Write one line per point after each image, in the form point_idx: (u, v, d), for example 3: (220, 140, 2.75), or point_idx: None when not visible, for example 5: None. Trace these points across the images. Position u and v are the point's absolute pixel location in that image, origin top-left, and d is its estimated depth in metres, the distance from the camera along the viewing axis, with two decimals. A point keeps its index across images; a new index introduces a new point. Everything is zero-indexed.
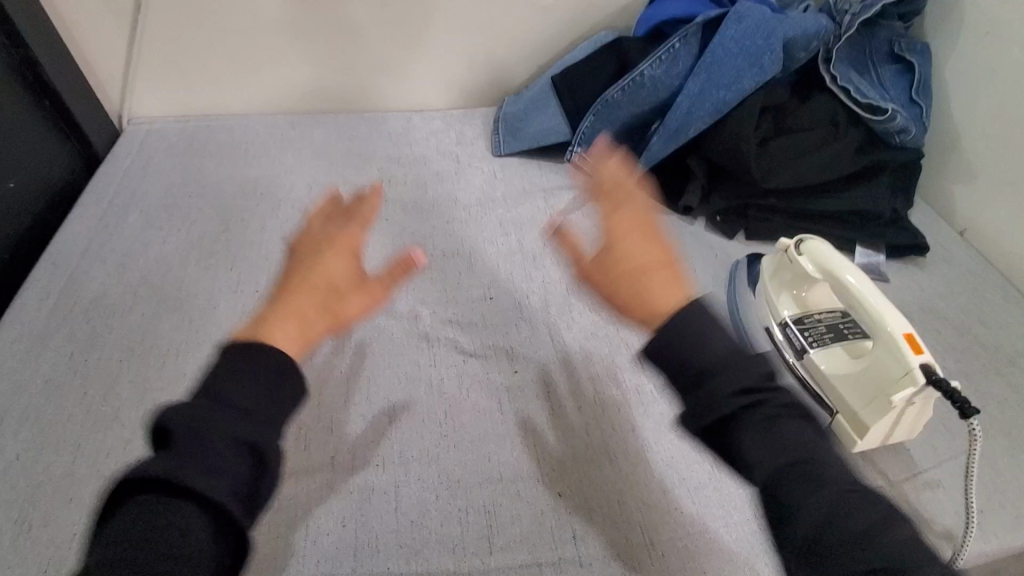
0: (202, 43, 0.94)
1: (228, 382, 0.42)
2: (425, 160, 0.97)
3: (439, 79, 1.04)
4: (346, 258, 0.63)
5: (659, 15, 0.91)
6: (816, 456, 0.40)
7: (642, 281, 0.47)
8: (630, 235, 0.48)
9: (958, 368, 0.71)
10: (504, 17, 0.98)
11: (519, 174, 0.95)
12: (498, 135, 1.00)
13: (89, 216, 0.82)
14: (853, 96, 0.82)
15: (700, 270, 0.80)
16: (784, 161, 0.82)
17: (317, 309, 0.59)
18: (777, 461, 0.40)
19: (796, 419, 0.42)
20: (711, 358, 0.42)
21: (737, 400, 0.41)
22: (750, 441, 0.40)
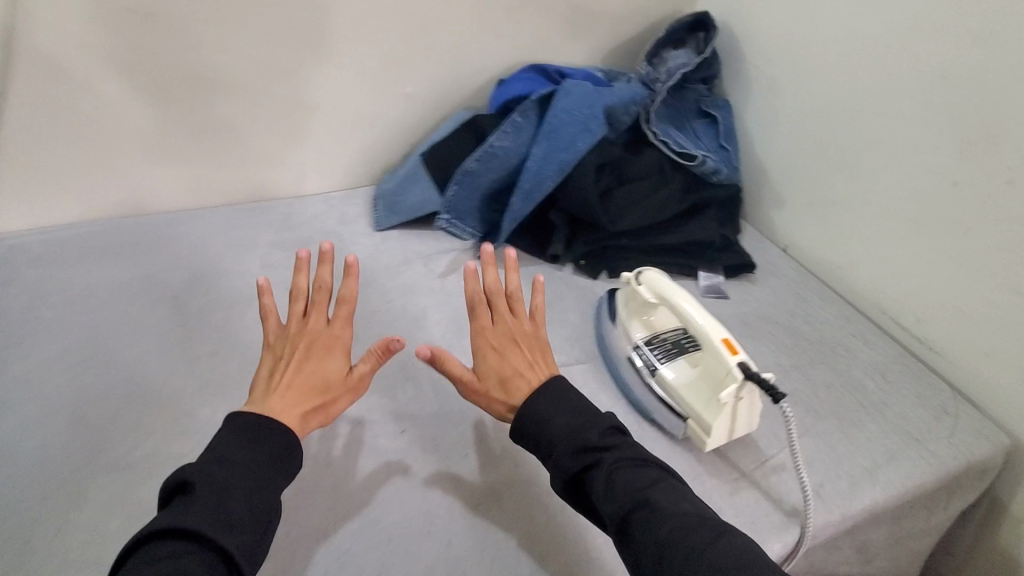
0: (65, 151, 0.93)
1: (245, 444, 0.54)
2: (308, 243, 1.02)
3: (315, 166, 1.11)
4: (337, 346, 0.65)
5: (505, 94, 1.04)
6: (650, 494, 0.53)
7: (510, 376, 0.65)
8: (489, 356, 0.66)
9: (791, 364, 0.83)
10: (371, 106, 1.08)
11: (398, 244, 1.01)
12: (376, 210, 1.07)
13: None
14: (671, 148, 0.98)
15: (569, 309, 0.88)
16: (626, 207, 0.94)
17: (312, 406, 0.60)
18: (624, 506, 0.54)
19: (631, 465, 0.56)
20: (551, 437, 0.59)
21: (580, 460, 0.57)
22: (600, 499, 0.55)
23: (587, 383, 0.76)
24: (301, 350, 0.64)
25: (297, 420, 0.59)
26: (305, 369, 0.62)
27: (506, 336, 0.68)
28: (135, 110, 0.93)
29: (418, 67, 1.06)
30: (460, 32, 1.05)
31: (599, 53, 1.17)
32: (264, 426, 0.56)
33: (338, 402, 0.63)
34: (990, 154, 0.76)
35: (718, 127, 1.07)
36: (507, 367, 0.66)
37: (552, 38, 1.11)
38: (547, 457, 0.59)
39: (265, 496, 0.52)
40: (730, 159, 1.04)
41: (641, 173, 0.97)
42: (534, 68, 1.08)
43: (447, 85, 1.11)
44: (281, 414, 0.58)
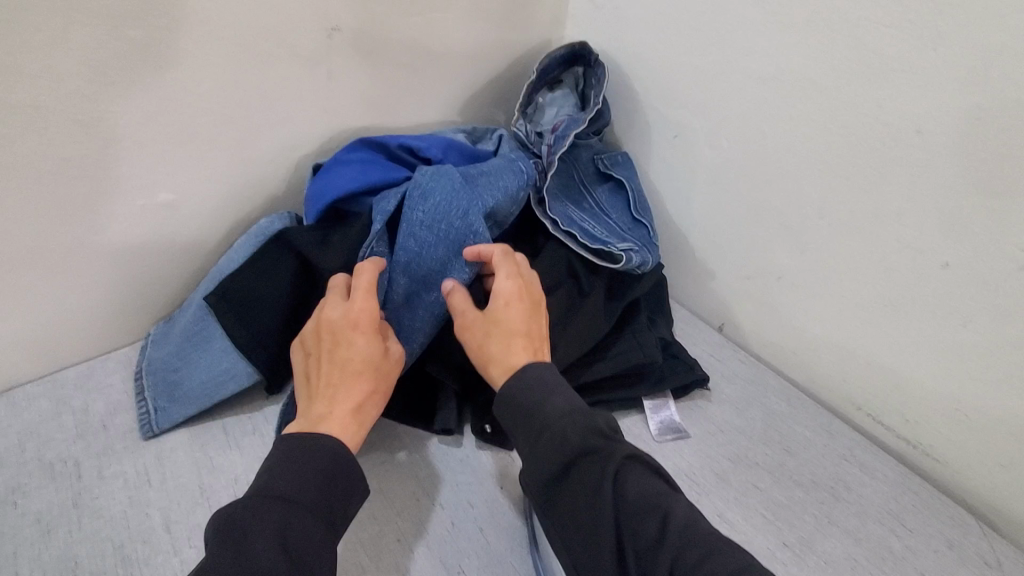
0: None
1: (287, 468, 0.47)
2: (19, 495, 0.59)
3: (24, 343, 0.67)
4: (362, 325, 0.56)
5: (329, 192, 0.69)
6: (669, 504, 0.46)
7: (509, 346, 0.56)
8: (502, 314, 0.58)
9: (797, 538, 0.61)
10: (102, 236, 0.66)
11: (193, 457, 0.63)
12: (147, 399, 0.66)
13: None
14: (580, 242, 0.71)
15: (488, 529, 0.59)
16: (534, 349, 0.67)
17: (360, 397, 0.54)
18: (638, 503, 0.46)
19: (644, 473, 0.48)
20: (558, 412, 0.51)
21: (585, 437, 0.49)
22: (605, 494, 0.46)
23: None
24: (329, 337, 0.55)
25: (352, 423, 0.53)
26: (339, 360, 0.54)
27: (525, 302, 0.59)
28: None
29: (175, 163, 0.66)
30: (236, 104, 0.67)
31: (455, 106, 0.86)
32: (311, 457, 0.49)
33: (388, 382, 0.57)
34: (995, 231, 0.58)
35: (625, 194, 0.81)
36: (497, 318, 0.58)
37: (386, 95, 0.78)
38: (568, 440, 0.49)
39: (303, 540, 0.44)
40: (652, 237, 0.77)
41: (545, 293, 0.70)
42: (362, 142, 0.73)
43: (236, 182, 0.72)
44: (336, 429, 0.52)
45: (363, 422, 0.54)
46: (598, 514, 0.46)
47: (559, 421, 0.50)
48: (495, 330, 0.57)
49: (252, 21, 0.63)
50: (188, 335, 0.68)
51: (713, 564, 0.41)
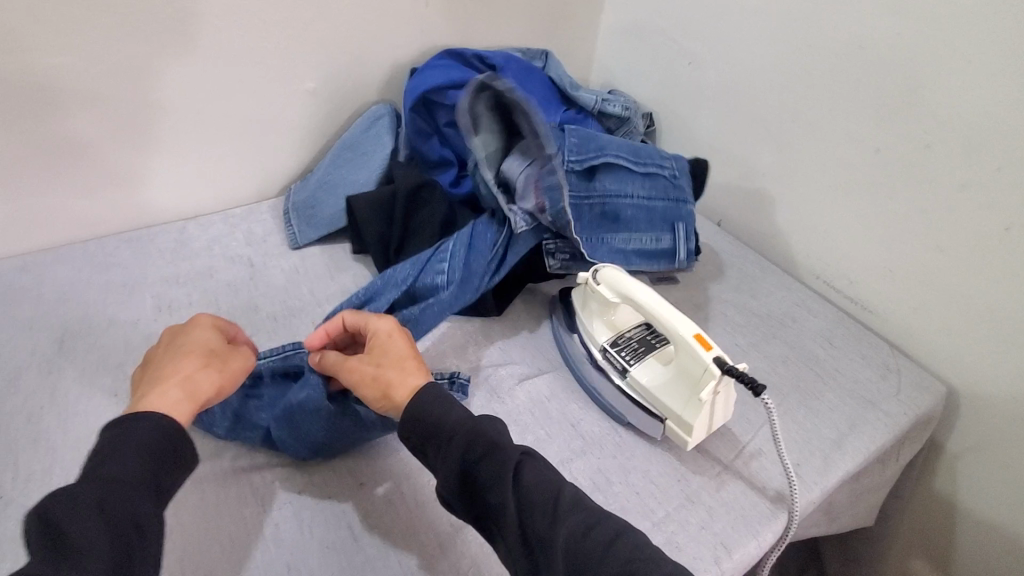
0: None
1: (120, 450, 0.52)
2: (214, 270, 0.89)
3: (210, 183, 0.97)
4: (205, 338, 0.64)
5: (421, 85, 0.92)
6: (560, 487, 0.55)
7: (405, 360, 0.63)
8: (388, 337, 0.65)
9: (744, 342, 0.84)
10: (267, 109, 0.95)
11: (322, 262, 0.91)
12: (293, 224, 0.95)
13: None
14: (654, 266, 0.86)
15: (523, 315, 0.84)
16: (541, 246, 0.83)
17: (187, 378, 0.59)
18: (537, 495, 0.54)
19: (538, 465, 0.56)
20: (450, 426, 0.57)
21: (485, 444, 0.56)
22: (506, 490, 0.53)
23: (553, 394, 0.73)
24: (193, 343, 0.63)
25: (185, 394, 0.58)
26: (183, 361, 0.60)
27: (390, 335, 0.66)
28: None
29: (318, 60, 0.94)
30: (360, 18, 0.93)
31: (516, 36, 1.10)
32: (132, 436, 0.52)
33: (225, 382, 0.62)
34: (908, 120, 0.78)
35: (619, 164, 0.85)
36: (382, 351, 0.65)
37: (465, 20, 1.03)
38: (467, 443, 0.56)
39: (128, 509, 0.49)
40: (678, 203, 0.86)
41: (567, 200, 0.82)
42: (446, 53, 0.98)
43: (354, 79, 0.99)
44: (157, 400, 0.56)
45: (194, 397, 0.58)
46: (500, 502, 0.53)
47: (461, 431, 0.56)
48: (383, 359, 0.63)
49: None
50: (320, 185, 0.97)
51: (594, 537, 0.51)
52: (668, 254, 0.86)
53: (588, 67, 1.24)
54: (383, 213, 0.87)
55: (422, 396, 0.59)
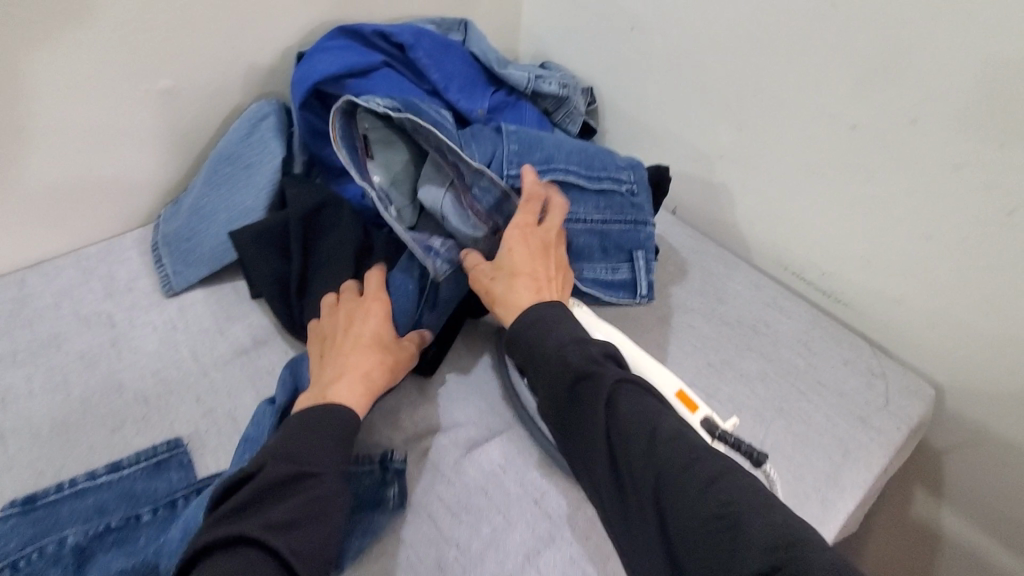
0: None
1: (298, 428, 0.53)
2: (63, 339, 0.69)
3: (46, 221, 0.75)
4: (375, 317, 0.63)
5: (311, 75, 0.72)
6: (660, 420, 0.49)
7: (513, 282, 0.60)
8: (514, 250, 0.62)
9: (720, 360, 0.74)
10: (108, 118, 0.73)
11: (206, 312, 0.73)
12: (164, 264, 0.75)
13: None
14: (613, 296, 0.74)
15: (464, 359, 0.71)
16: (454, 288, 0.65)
17: (370, 371, 0.59)
18: (634, 421, 0.49)
19: (640, 393, 0.51)
20: (552, 346, 0.54)
21: (584, 363, 0.52)
22: (598, 414, 0.50)
23: (510, 461, 0.61)
24: (348, 329, 0.62)
25: (362, 389, 0.58)
26: (369, 342, 0.61)
27: (534, 244, 0.63)
28: None
29: (168, 51, 0.72)
30: None
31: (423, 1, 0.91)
32: (319, 423, 0.53)
33: (396, 362, 0.61)
34: (892, 92, 0.67)
35: (568, 181, 0.71)
36: (505, 263, 0.62)
37: None
38: (571, 361, 0.52)
39: (311, 477, 0.50)
40: (635, 220, 0.74)
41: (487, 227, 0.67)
42: (339, 30, 0.78)
43: (222, 70, 0.78)
44: (345, 393, 0.57)
45: (371, 386, 0.58)
46: (593, 429, 0.50)
47: (559, 353, 0.53)
48: (500, 271, 0.62)
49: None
50: (196, 206, 0.77)
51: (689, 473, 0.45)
52: (630, 279, 0.74)
53: (514, 34, 1.06)
54: (275, 243, 0.70)
55: (529, 323, 0.56)
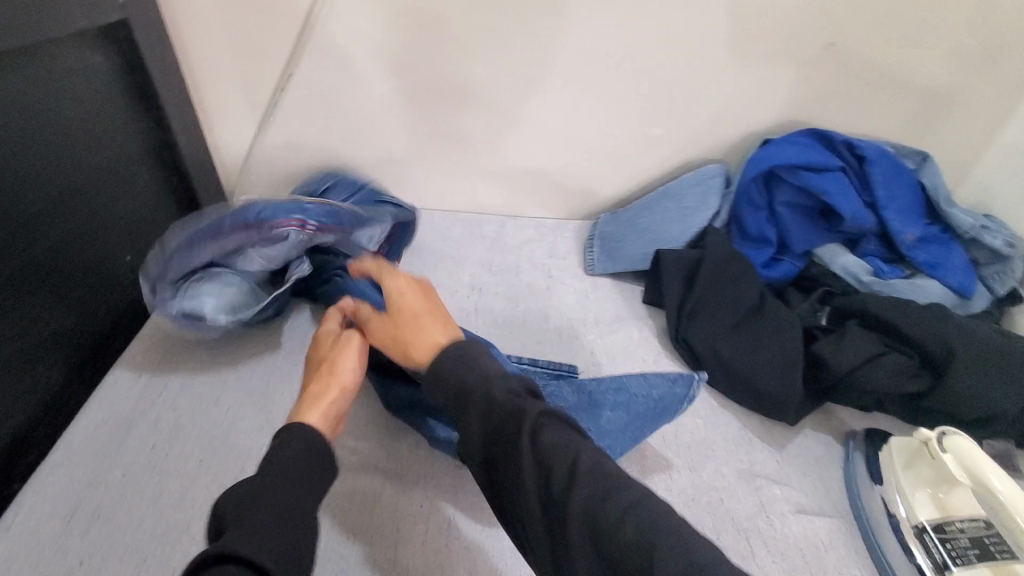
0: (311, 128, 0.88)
1: (287, 449, 0.43)
2: (516, 272, 0.89)
3: (536, 188, 0.97)
4: (430, 310, 0.52)
5: (774, 158, 0.82)
6: (586, 450, 0.41)
7: (415, 324, 0.51)
8: (403, 291, 0.54)
9: None
10: (613, 141, 0.92)
11: (612, 297, 0.86)
12: (592, 252, 0.91)
13: (140, 350, 0.67)
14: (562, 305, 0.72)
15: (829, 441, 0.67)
16: (838, 360, 0.65)
17: (337, 397, 0.50)
18: (565, 471, 0.40)
19: (563, 426, 0.43)
20: (466, 384, 0.45)
21: (502, 405, 0.43)
22: (519, 456, 0.41)
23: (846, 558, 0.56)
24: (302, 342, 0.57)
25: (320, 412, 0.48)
26: (398, 330, 0.51)
27: (409, 285, 0.54)
28: (377, 80, 0.84)
29: (678, 108, 0.89)
30: (742, 74, 0.86)
31: (906, 127, 0.91)
32: (277, 437, 0.45)
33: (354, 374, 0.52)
34: None
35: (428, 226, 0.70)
36: (393, 307, 0.53)
37: (848, 98, 0.88)
38: (505, 403, 0.43)
39: (297, 497, 0.40)
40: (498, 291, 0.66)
41: (887, 314, 0.68)
42: (811, 131, 0.86)
43: (711, 130, 0.91)
44: (304, 403, 0.49)
45: (338, 381, 0.51)
46: (517, 480, 0.41)
47: (481, 389, 0.44)
48: (397, 315, 0.52)
49: (784, 18, 0.80)
50: (635, 220, 0.91)
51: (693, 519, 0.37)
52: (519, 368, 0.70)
53: None
54: (686, 273, 0.80)
55: (440, 359, 0.47)
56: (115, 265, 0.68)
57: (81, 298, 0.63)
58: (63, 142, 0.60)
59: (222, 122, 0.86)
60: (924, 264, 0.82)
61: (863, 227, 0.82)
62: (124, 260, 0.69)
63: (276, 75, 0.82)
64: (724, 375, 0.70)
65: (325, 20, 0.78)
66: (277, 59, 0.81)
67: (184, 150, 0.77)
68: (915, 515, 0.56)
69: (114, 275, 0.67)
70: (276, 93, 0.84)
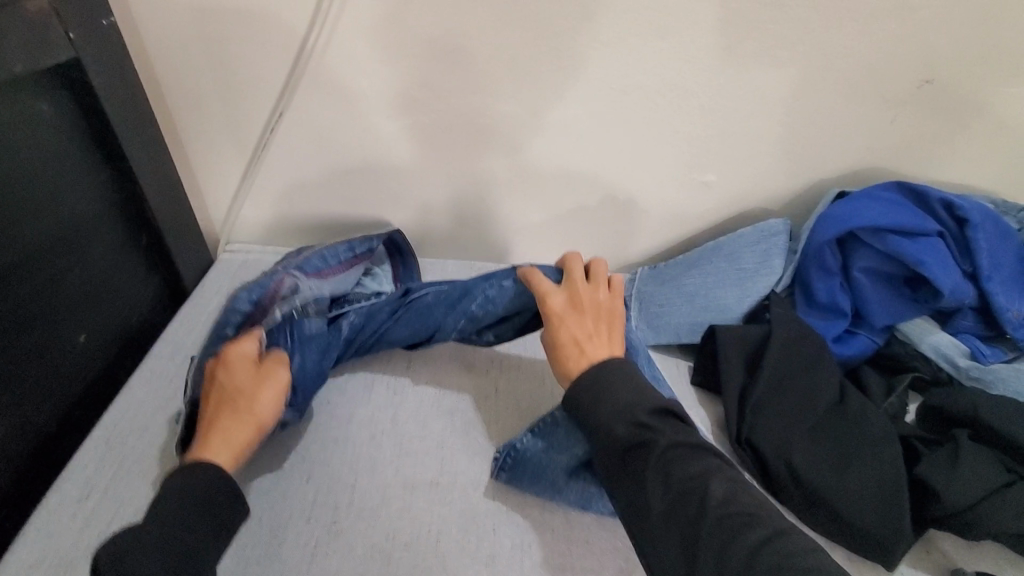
0: (306, 171, 0.75)
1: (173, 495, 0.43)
2: None
3: (565, 237, 0.84)
4: (604, 338, 0.55)
5: (853, 219, 0.69)
6: (713, 481, 0.43)
7: (578, 347, 0.54)
8: (567, 318, 0.57)
9: None
10: (658, 188, 0.79)
11: (655, 375, 0.73)
12: (631, 317, 0.78)
13: (90, 459, 0.55)
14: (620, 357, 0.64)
15: None
16: (955, 494, 0.52)
17: (251, 438, 0.51)
18: (683, 487, 0.43)
19: (692, 452, 0.45)
20: (603, 415, 0.48)
21: (630, 436, 0.46)
22: (651, 490, 0.44)
23: None
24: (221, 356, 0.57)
25: (227, 447, 0.49)
26: (570, 359, 0.54)
27: (576, 308, 0.58)
28: (384, 119, 0.71)
29: (735, 152, 0.76)
30: (814, 114, 0.72)
31: (1006, 176, 0.77)
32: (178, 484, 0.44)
33: (270, 412, 0.53)
34: None
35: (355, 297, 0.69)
36: (561, 323, 0.57)
37: (939, 144, 0.74)
38: (640, 445, 0.46)
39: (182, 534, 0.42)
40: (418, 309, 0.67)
41: (1011, 429, 0.56)
42: (897, 184, 0.72)
43: (773, 176, 0.78)
44: (215, 438, 0.49)
45: (250, 418, 0.52)
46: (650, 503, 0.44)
47: (614, 419, 0.47)
48: (563, 334, 0.56)
49: (873, 50, 0.67)
50: (680, 281, 0.78)
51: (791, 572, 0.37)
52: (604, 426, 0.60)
53: None
54: (749, 357, 0.67)
55: (598, 379, 0.50)
56: (64, 350, 0.57)
57: (16, 401, 0.52)
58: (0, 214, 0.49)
59: (205, 166, 0.74)
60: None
61: (962, 301, 0.68)
62: (77, 344, 0.58)
63: (265, 113, 0.70)
64: (800, 496, 0.57)
65: (325, 50, 0.65)
66: (268, 96, 0.68)
67: (155, 205, 0.65)
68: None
69: (63, 364, 0.57)
70: (265, 133, 0.72)
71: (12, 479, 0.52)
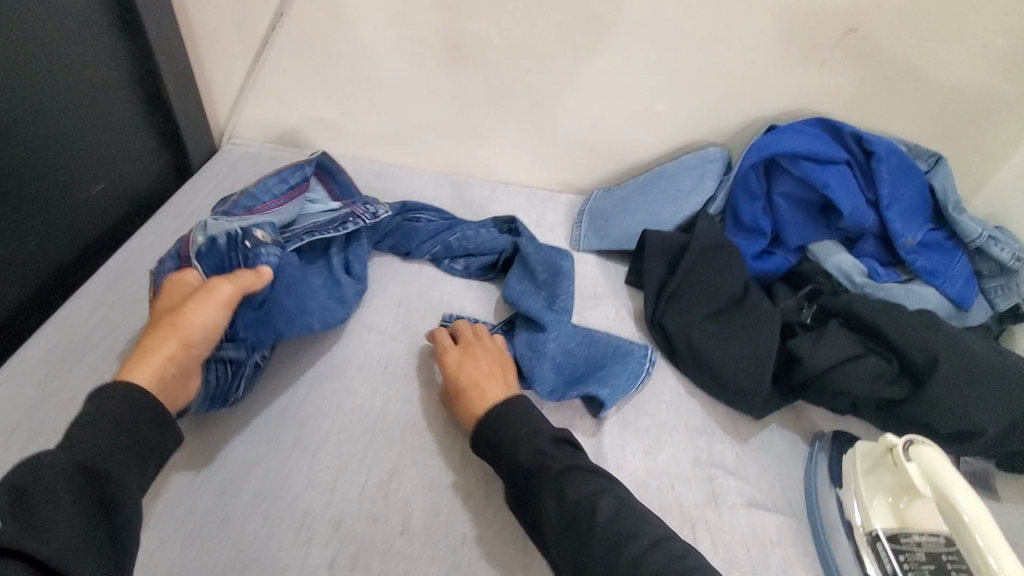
0: (302, 74, 0.85)
1: (94, 419, 0.42)
2: None
3: (530, 157, 0.95)
4: (500, 378, 0.58)
5: (776, 146, 0.79)
6: (605, 498, 0.47)
7: (476, 394, 0.56)
8: (464, 364, 0.59)
9: None
10: (613, 115, 0.89)
11: (593, 273, 0.83)
12: (580, 227, 0.89)
13: (106, 280, 0.67)
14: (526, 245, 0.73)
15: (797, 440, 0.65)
16: (816, 357, 0.63)
17: (176, 352, 0.48)
18: (574, 505, 0.46)
19: (586, 474, 0.48)
20: (506, 442, 0.51)
21: (530, 461, 0.49)
22: (546, 502, 0.47)
23: (789, 549, 0.55)
24: (168, 291, 0.55)
25: (148, 363, 0.47)
26: (472, 401, 0.56)
27: (475, 356, 0.60)
28: (371, 30, 0.81)
29: (683, 85, 0.85)
30: (752, 54, 0.82)
31: (922, 126, 0.86)
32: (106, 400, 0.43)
33: (201, 330, 0.50)
34: None
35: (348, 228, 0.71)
36: (462, 375, 0.58)
37: (861, 90, 0.83)
38: (536, 470, 0.49)
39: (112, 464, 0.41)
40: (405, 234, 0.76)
41: (874, 316, 0.66)
42: (820, 121, 0.81)
43: (715, 110, 0.87)
44: (134, 356, 0.47)
45: (176, 333, 0.49)
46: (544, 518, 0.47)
47: (515, 449, 0.51)
48: (461, 385, 0.57)
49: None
50: (628, 199, 0.88)
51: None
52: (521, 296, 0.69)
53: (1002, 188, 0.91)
54: (671, 256, 0.77)
55: (500, 423, 0.52)
56: (87, 193, 0.68)
57: (45, 222, 0.62)
58: (46, 58, 0.60)
59: (213, 61, 0.84)
60: (922, 269, 0.79)
61: (862, 225, 0.78)
62: (97, 190, 0.69)
63: (269, 16, 0.80)
64: (693, 360, 0.68)
65: None
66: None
67: (169, 84, 0.75)
68: (870, 521, 0.54)
69: (86, 204, 0.68)
70: (268, 36, 0.82)
71: (38, 286, 0.63)
